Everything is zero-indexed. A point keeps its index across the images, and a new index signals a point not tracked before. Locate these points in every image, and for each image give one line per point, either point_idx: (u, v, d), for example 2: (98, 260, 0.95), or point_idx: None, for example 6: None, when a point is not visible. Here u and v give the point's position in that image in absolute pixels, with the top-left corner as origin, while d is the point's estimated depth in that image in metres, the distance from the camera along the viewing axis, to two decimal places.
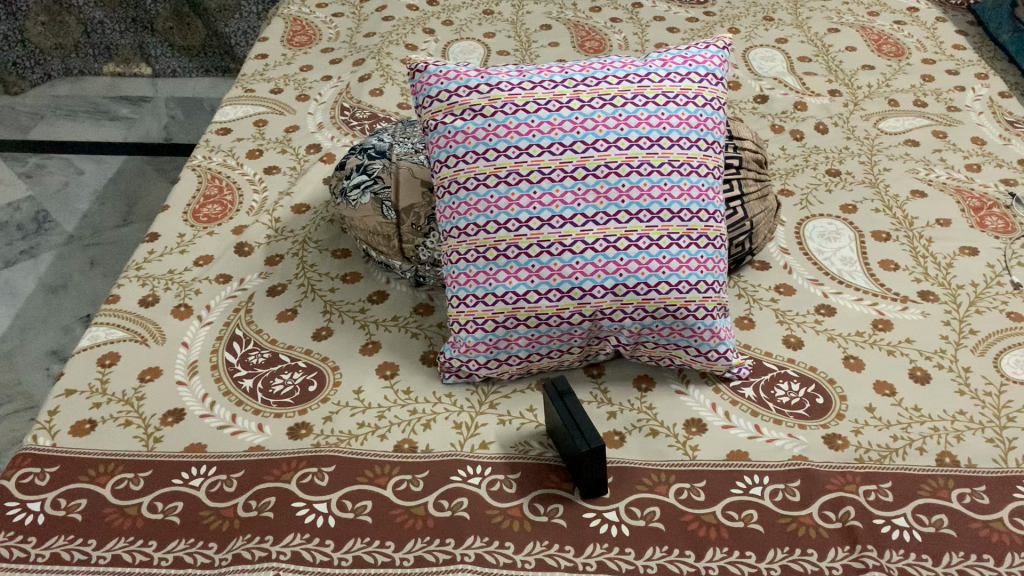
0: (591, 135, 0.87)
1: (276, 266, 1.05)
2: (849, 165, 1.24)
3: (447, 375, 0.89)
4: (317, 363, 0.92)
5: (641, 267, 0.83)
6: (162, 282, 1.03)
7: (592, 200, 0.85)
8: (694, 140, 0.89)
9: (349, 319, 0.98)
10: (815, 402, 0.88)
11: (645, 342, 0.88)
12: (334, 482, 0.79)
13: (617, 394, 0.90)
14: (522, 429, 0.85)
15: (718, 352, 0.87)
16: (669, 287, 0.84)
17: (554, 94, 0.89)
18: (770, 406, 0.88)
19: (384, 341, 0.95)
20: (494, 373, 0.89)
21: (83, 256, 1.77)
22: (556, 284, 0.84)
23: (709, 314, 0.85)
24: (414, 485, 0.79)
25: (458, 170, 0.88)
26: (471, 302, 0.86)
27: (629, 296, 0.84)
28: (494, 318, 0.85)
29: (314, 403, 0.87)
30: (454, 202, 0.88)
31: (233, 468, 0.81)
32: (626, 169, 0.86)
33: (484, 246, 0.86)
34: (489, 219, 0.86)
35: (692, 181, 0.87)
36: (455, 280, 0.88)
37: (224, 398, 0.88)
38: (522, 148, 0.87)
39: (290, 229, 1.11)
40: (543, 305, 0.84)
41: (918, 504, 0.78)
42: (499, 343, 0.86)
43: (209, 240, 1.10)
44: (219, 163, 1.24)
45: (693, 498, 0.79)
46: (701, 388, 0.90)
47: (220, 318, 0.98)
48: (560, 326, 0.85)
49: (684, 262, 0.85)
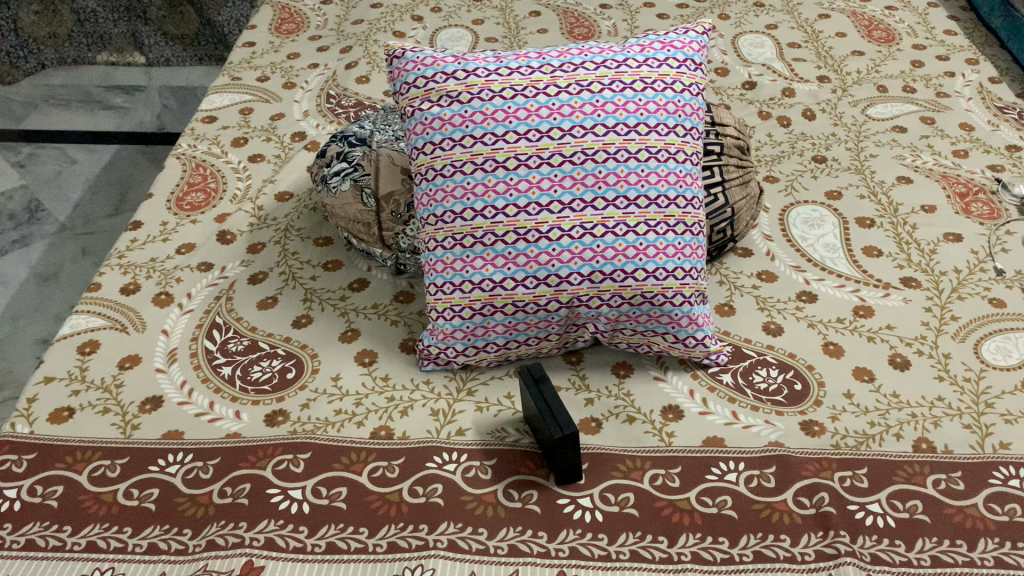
0: (568, 122, 0.86)
1: (258, 254, 1.05)
2: (835, 152, 1.24)
3: (426, 362, 0.89)
4: (296, 350, 0.92)
5: (617, 254, 0.83)
6: (144, 270, 1.04)
7: (569, 186, 0.84)
8: (671, 126, 0.88)
9: (329, 307, 0.97)
10: (792, 388, 0.88)
11: (623, 329, 0.88)
12: (309, 468, 0.79)
13: (595, 380, 0.89)
14: (499, 416, 0.85)
15: (695, 339, 0.87)
16: (646, 274, 0.84)
17: (531, 80, 0.88)
18: (747, 392, 0.88)
19: (363, 329, 0.94)
20: (472, 360, 0.89)
21: (74, 245, 1.78)
22: (533, 271, 0.84)
23: (686, 301, 0.86)
24: (389, 472, 0.79)
25: (435, 157, 0.87)
26: (448, 289, 0.86)
27: (606, 283, 0.84)
28: (471, 306, 0.85)
29: (291, 390, 0.87)
30: (431, 188, 0.88)
31: (210, 455, 0.81)
32: (603, 155, 0.85)
33: (461, 233, 0.85)
34: (466, 206, 0.85)
35: (669, 168, 0.87)
36: (432, 268, 0.87)
37: (203, 385, 0.88)
38: (498, 135, 0.86)
39: (273, 217, 1.11)
40: (519, 292, 0.84)
41: (893, 490, 0.78)
42: (476, 331, 0.86)
43: (192, 227, 1.10)
44: (204, 151, 1.24)
45: (667, 484, 0.79)
46: (680, 375, 0.90)
47: (201, 305, 0.98)
48: (536, 313, 0.85)
49: (661, 249, 0.85)
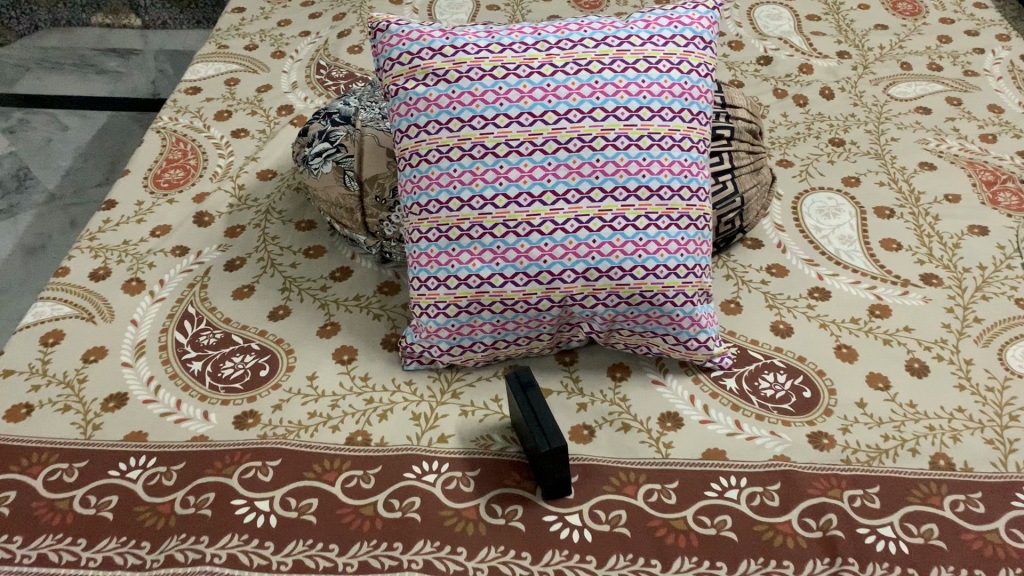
0: (564, 105, 0.78)
1: (236, 238, 0.99)
2: (853, 135, 1.16)
3: (409, 361, 0.83)
4: (271, 345, 0.86)
5: (615, 250, 0.77)
6: (116, 253, 0.98)
7: (563, 175, 0.78)
8: (677, 110, 0.80)
9: (309, 298, 0.91)
10: (801, 396, 0.82)
11: (620, 329, 0.82)
12: (279, 477, 0.74)
13: (588, 384, 0.83)
14: (484, 421, 0.80)
15: (698, 341, 0.81)
16: (646, 272, 0.78)
17: (525, 58, 0.80)
18: (752, 400, 0.82)
19: (343, 323, 0.88)
20: (458, 360, 0.83)
21: (64, 217, 1.72)
22: (523, 267, 0.77)
23: (688, 301, 0.79)
24: (364, 482, 0.74)
25: (420, 141, 0.81)
26: (433, 285, 0.80)
27: (601, 281, 0.77)
28: (456, 303, 0.79)
29: (263, 389, 0.82)
30: (415, 175, 0.81)
31: (175, 460, 0.76)
32: (601, 142, 0.78)
33: (447, 225, 0.79)
34: (452, 195, 0.79)
35: (673, 156, 0.79)
36: (416, 261, 0.81)
37: (170, 382, 0.83)
38: (488, 118, 0.78)
39: (254, 197, 1.05)
40: (508, 289, 0.78)
41: (907, 512, 0.72)
42: (462, 329, 0.80)
43: (169, 208, 1.04)
44: (186, 125, 1.18)
45: (663, 500, 0.73)
46: (680, 379, 0.84)
47: (174, 294, 0.93)
48: (527, 311, 0.79)
49: (662, 245, 0.78)
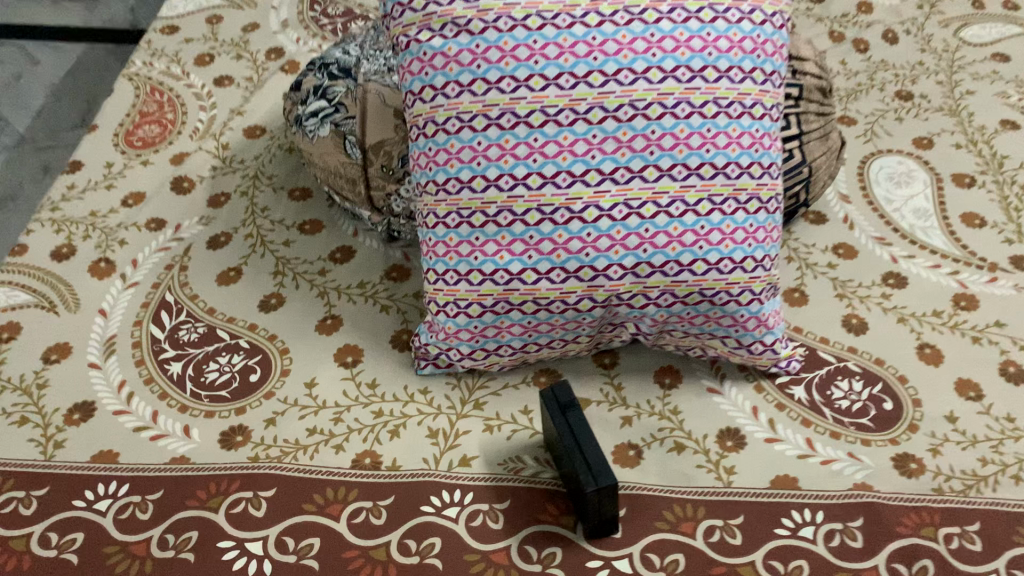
0: (613, 63, 0.63)
1: (221, 209, 0.86)
2: (922, 87, 1.02)
3: (423, 364, 0.71)
4: (262, 343, 0.74)
5: (671, 241, 0.64)
6: (81, 227, 0.85)
7: (611, 150, 0.64)
8: (748, 70, 0.66)
9: (305, 284, 0.79)
10: (881, 408, 0.70)
11: (671, 330, 0.70)
12: (274, 512, 0.63)
13: (633, 393, 0.72)
14: (513, 439, 0.68)
15: (763, 344, 0.70)
16: (707, 266, 0.65)
17: (565, 4, 0.64)
18: (825, 413, 0.70)
19: (346, 316, 0.76)
20: (480, 365, 0.71)
21: (36, 163, 1.58)
22: (561, 262, 0.65)
23: (755, 299, 0.67)
24: (374, 518, 0.63)
25: (436, 106, 0.66)
26: (452, 279, 0.67)
27: (654, 277, 0.65)
28: (480, 302, 0.67)
29: (254, 399, 0.70)
30: (430, 147, 0.67)
31: (150, 488, 0.64)
32: (658, 110, 0.64)
33: (469, 209, 0.66)
34: (476, 173, 0.65)
35: (742, 126, 0.65)
36: (431, 250, 0.68)
37: (145, 389, 0.71)
38: (519, 79, 0.64)
39: (240, 159, 0.92)
40: (543, 287, 0.65)
41: (1013, 557, 0.61)
42: (487, 331, 0.68)
43: (143, 171, 0.91)
44: (162, 71, 1.03)
45: (726, 541, 0.62)
46: (739, 387, 0.72)
47: (149, 277, 0.80)
48: (564, 312, 0.67)
49: (727, 234, 0.65)
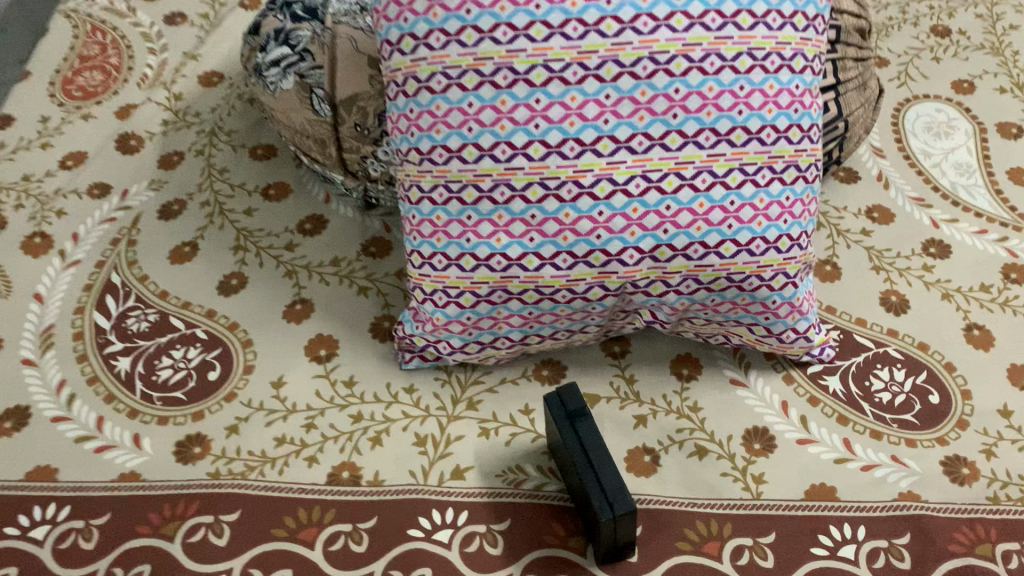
0: (629, 7, 0.53)
1: (173, 172, 0.76)
2: (960, 21, 0.91)
3: (407, 358, 0.62)
4: (222, 334, 0.65)
5: (696, 220, 0.55)
6: (13, 194, 0.74)
7: (627, 114, 0.54)
8: (788, 14, 0.55)
9: (271, 261, 0.69)
10: (926, 402, 0.62)
11: (692, 318, 0.61)
12: (238, 539, 0.55)
13: (647, 386, 0.63)
14: (512, 445, 0.59)
15: (796, 333, 0.61)
16: (737, 249, 0.56)
17: None
18: (864, 409, 0.62)
19: (317, 300, 0.66)
20: (473, 358, 0.62)
21: None
22: (568, 245, 0.55)
23: (790, 283, 0.58)
24: (354, 544, 0.55)
25: (418, 60, 0.56)
26: (440, 264, 0.58)
27: (675, 262, 0.56)
28: (473, 291, 0.57)
29: (213, 402, 0.61)
30: (412, 108, 0.57)
31: (95, 511, 0.56)
32: (682, 65, 0.53)
33: (459, 182, 0.56)
34: (466, 140, 0.55)
35: (781, 82, 0.55)
36: (416, 230, 0.59)
37: (88, 390, 0.62)
38: (518, 28, 0.53)
39: (195, 111, 0.81)
40: (546, 274, 0.56)
41: None
42: (481, 323, 0.59)
43: (83, 126, 0.80)
44: (104, 6, 0.91)
45: (756, 563, 0.55)
46: (767, 378, 0.64)
47: (91, 254, 0.70)
48: (570, 301, 0.58)
49: (760, 210, 0.55)
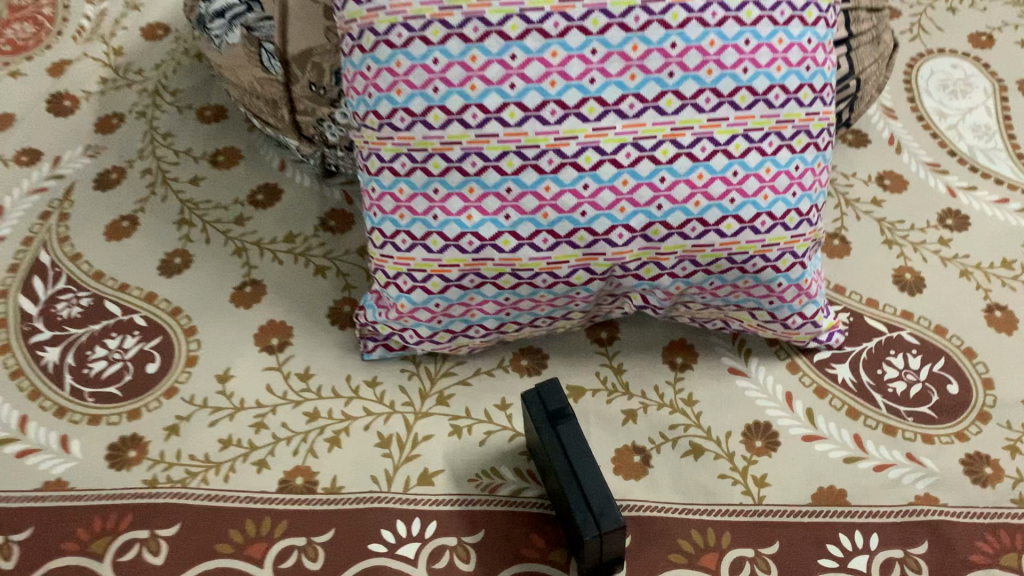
0: None
1: (112, 136, 0.68)
2: None
3: (370, 347, 0.56)
4: (163, 320, 0.58)
5: (694, 195, 0.48)
6: None
7: (616, 72, 0.46)
8: None
9: (219, 237, 0.62)
10: (944, 392, 0.57)
11: (688, 302, 0.54)
12: (177, 557, 0.48)
13: (636, 377, 0.57)
14: (487, 445, 0.53)
15: (802, 318, 0.55)
16: (740, 226, 0.49)
17: None
18: (876, 400, 0.56)
19: (270, 282, 0.60)
20: (444, 347, 0.56)
21: None
22: (548, 223, 0.49)
23: (797, 263, 0.51)
24: (308, 561, 0.48)
25: (375, 9, 0.47)
26: (405, 244, 0.51)
27: (670, 241, 0.49)
28: (442, 274, 0.51)
29: (152, 399, 0.54)
30: (369, 65, 0.48)
31: (14, 525, 0.49)
32: (680, 14, 0.46)
33: (424, 151, 0.48)
34: (432, 103, 0.47)
35: (792, 35, 0.47)
36: (376, 205, 0.52)
37: (11, 385, 0.55)
38: None
39: (137, 68, 0.73)
40: (524, 256, 0.50)
41: None
42: (451, 310, 0.53)
43: (12, 85, 0.71)
44: None
45: None
46: (770, 366, 0.58)
47: (18, 229, 0.63)
48: (551, 286, 0.51)
49: (767, 182, 0.49)
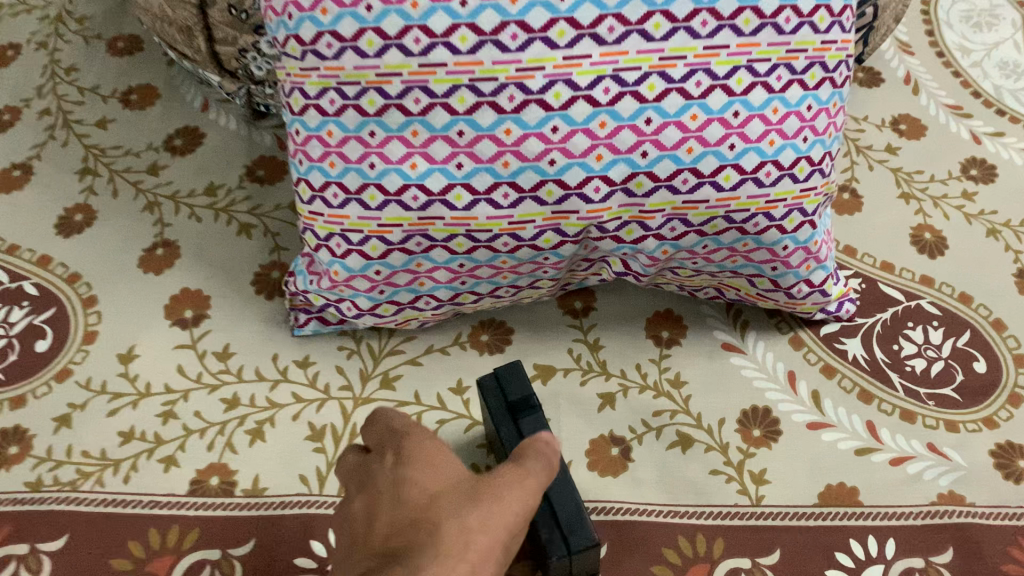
0: None
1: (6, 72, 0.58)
2: None
3: (301, 322, 0.47)
4: (57, 289, 0.49)
5: (686, 140, 0.39)
6: None
7: None
8: None
9: (128, 190, 0.53)
10: (969, 371, 0.49)
11: (676, 268, 0.46)
12: None
13: (615, 355, 0.49)
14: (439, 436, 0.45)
15: (810, 286, 0.46)
16: (740, 178, 0.41)
17: None
18: (892, 381, 0.48)
19: (187, 244, 0.51)
20: (389, 322, 0.47)
21: None
22: (509, 174, 0.40)
23: (806, 222, 0.43)
24: None
25: None
26: (336, 200, 0.42)
27: (656, 196, 0.41)
28: (382, 236, 0.42)
29: (40, 383, 0.46)
30: None
31: None
32: None
33: (355, 85, 0.39)
34: (364, 25, 0.38)
35: None
36: (302, 152, 0.42)
37: None
38: None
39: None
40: (480, 214, 0.41)
41: None
42: (395, 278, 0.44)
43: None
44: None
45: None
46: (770, 342, 0.50)
47: None
48: (513, 250, 0.43)
49: (774, 125, 0.40)
